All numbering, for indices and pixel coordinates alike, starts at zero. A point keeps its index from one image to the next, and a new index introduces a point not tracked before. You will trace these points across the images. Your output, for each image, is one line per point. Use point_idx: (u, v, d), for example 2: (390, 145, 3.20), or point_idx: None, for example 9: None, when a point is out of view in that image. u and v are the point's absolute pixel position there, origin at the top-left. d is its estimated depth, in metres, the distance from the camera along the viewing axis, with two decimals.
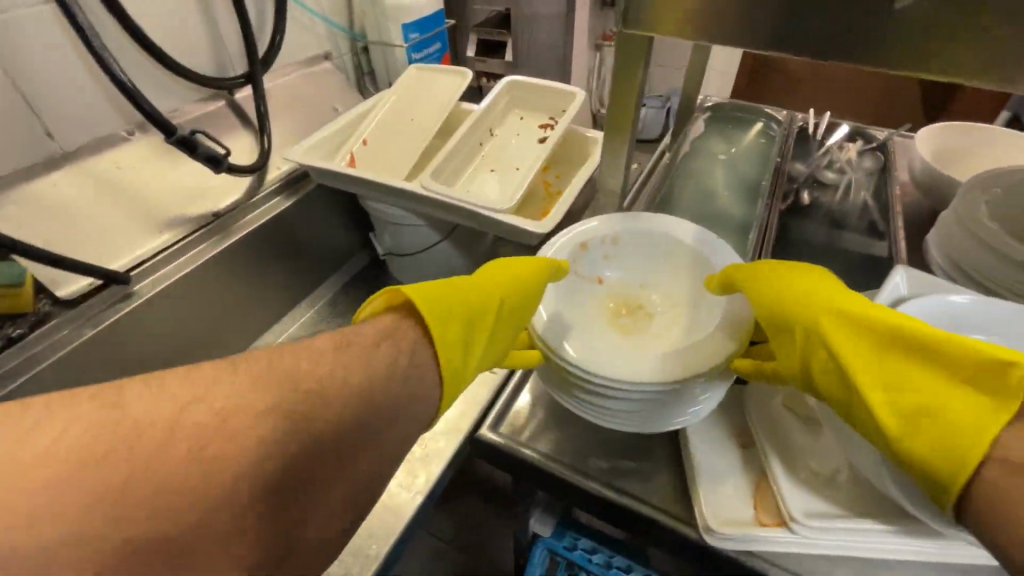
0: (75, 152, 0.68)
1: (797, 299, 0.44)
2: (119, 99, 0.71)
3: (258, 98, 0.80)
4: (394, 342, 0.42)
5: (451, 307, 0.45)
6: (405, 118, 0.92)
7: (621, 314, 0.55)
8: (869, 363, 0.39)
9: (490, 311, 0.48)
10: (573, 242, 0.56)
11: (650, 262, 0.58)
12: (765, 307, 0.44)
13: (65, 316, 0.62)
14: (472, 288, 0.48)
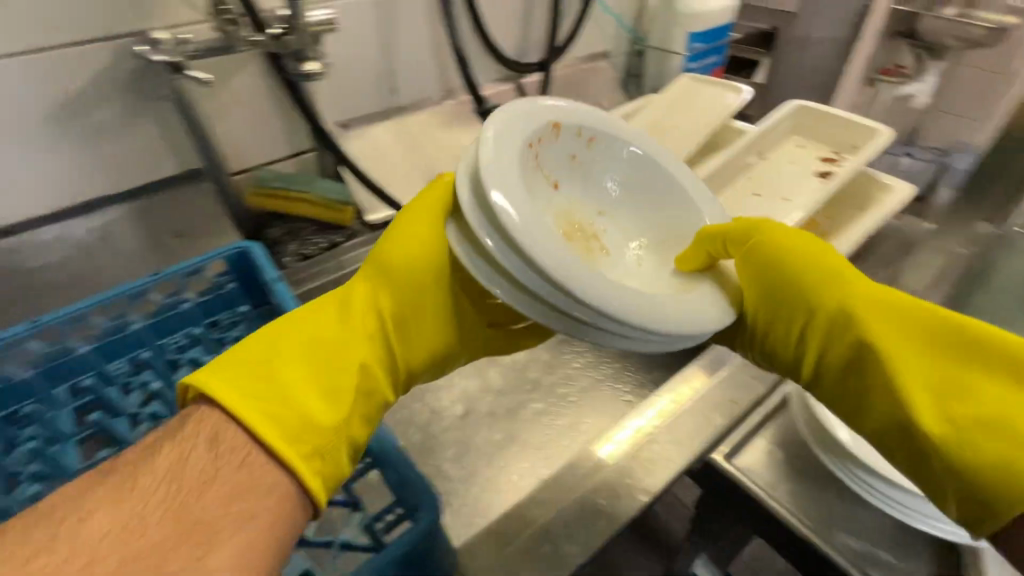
0: (402, 107, 0.81)
1: (813, 257, 0.48)
2: (444, 68, 0.82)
3: (546, 85, 0.87)
4: (204, 431, 0.37)
5: (278, 389, 0.39)
6: (670, 125, 0.92)
7: (574, 228, 0.48)
8: (917, 343, 0.40)
9: (331, 363, 0.42)
10: (594, 114, 0.53)
11: (633, 191, 0.55)
12: (767, 266, 0.48)
13: (365, 237, 0.75)
14: (338, 304, 0.46)
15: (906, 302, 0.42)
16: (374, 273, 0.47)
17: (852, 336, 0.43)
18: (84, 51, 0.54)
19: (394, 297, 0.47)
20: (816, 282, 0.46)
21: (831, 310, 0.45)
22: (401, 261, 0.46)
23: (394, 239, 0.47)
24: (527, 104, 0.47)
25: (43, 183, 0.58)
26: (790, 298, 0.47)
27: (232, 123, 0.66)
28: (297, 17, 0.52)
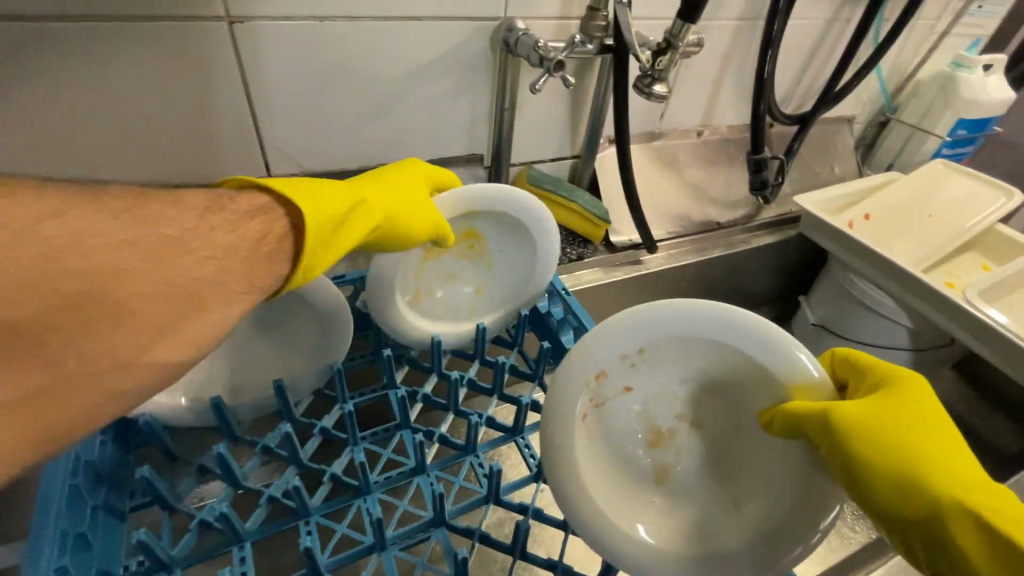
0: (661, 133, 0.79)
1: (887, 418, 0.35)
2: (712, 103, 0.79)
3: (804, 140, 0.81)
4: (256, 221, 0.32)
5: (319, 216, 0.36)
6: (920, 210, 0.85)
7: (646, 428, 0.42)
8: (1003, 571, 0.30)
9: (354, 204, 0.40)
10: (784, 357, 0.37)
11: (714, 404, 0.42)
12: (891, 447, 0.34)
13: (606, 256, 0.73)
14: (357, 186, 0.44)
15: (975, 485, 0.32)
16: (385, 192, 0.45)
17: (936, 538, 0.32)
18: (447, 26, 0.55)
19: (416, 214, 0.46)
20: (914, 445, 0.34)
21: (921, 490, 0.33)
22: (381, 177, 0.48)
23: (425, 194, 0.48)
24: (662, 310, 0.39)
25: (358, 141, 0.59)
26: (890, 486, 0.34)
27: (528, 118, 0.66)
28: (681, 35, 0.50)
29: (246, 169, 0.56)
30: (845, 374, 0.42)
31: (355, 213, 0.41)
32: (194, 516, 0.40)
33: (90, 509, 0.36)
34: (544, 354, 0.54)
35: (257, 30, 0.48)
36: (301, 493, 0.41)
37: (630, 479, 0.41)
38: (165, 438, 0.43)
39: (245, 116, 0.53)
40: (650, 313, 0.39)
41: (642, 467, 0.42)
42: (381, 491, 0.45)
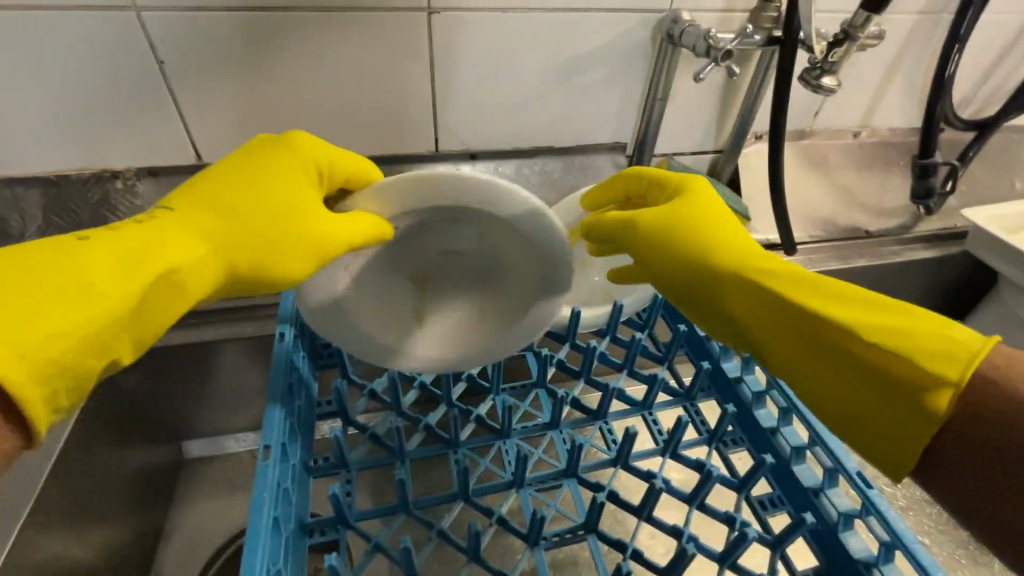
0: (813, 133, 0.76)
1: (704, 224, 0.39)
2: (875, 103, 0.75)
3: (984, 147, 0.73)
4: None
5: (51, 349, 0.26)
6: None
7: (416, 278, 0.46)
8: (770, 324, 0.35)
9: (158, 275, 0.30)
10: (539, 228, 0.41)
11: (505, 278, 0.46)
12: (687, 241, 0.38)
13: None
14: (178, 224, 0.33)
15: (758, 259, 0.36)
16: (232, 221, 0.35)
17: (740, 327, 0.37)
18: (612, 18, 0.58)
19: (273, 252, 0.35)
20: (703, 245, 0.38)
21: (714, 274, 0.37)
22: (241, 186, 0.36)
23: (288, 209, 0.37)
24: (437, 182, 0.39)
25: (515, 124, 0.65)
26: (687, 282, 0.38)
27: (676, 110, 0.67)
28: (862, 25, 0.49)
29: (419, 144, 0.64)
30: (641, 187, 0.45)
31: (157, 288, 0.31)
32: (366, 429, 0.47)
33: (297, 406, 0.44)
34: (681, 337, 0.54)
35: (448, 21, 0.55)
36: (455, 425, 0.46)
37: (399, 317, 0.46)
38: (348, 362, 0.51)
39: (426, 97, 0.60)
40: (414, 180, 0.40)
41: (410, 295, 0.46)
42: (518, 438, 0.49)
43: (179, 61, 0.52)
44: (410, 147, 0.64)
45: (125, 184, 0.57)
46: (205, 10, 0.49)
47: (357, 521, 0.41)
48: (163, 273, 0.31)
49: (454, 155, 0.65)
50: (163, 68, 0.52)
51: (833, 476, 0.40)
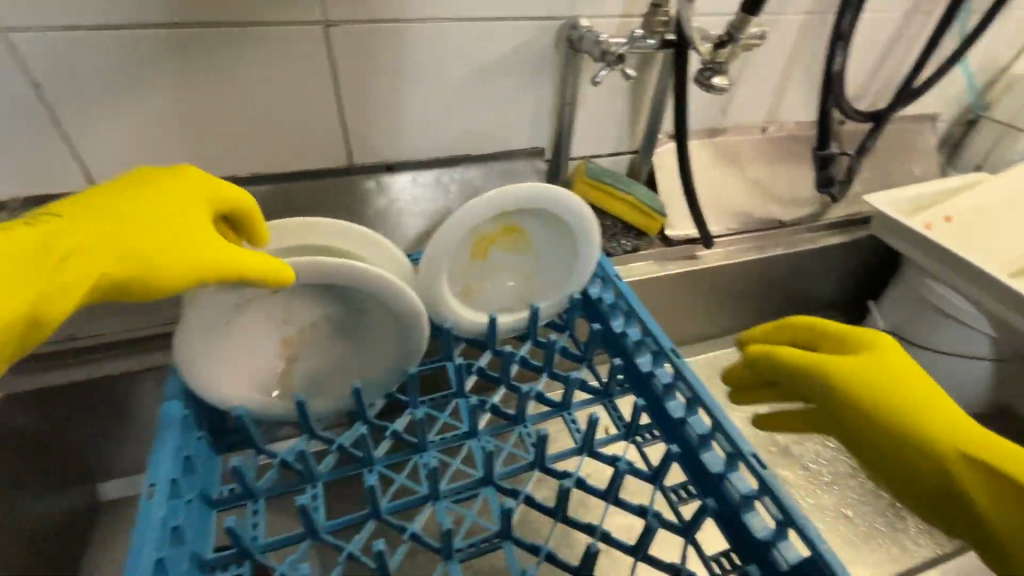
0: (724, 130, 0.79)
1: (890, 381, 0.40)
2: (778, 100, 0.78)
3: (878, 138, 0.78)
4: None
5: None
6: (1013, 213, 0.79)
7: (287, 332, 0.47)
8: (982, 485, 0.36)
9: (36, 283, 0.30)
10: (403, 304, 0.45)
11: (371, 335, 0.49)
12: (901, 409, 0.39)
13: (662, 249, 0.74)
14: (48, 234, 0.32)
15: (945, 413, 0.39)
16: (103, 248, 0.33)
17: (949, 491, 0.37)
18: (514, 26, 0.59)
19: (159, 257, 0.35)
20: (907, 414, 0.39)
21: (914, 443, 0.38)
22: (131, 210, 0.36)
23: (160, 234, 0.36)
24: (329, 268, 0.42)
25: (429, 135, 0.64)
26: (889, 442, 0.39)
27: (588, 113, 0.69)
28: (743, 28, 0.51)
29: (331, 158, 0.63)
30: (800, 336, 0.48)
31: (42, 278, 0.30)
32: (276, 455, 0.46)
33: (196, 437, 0.43)
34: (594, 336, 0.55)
35: (347, 33, 0.54)
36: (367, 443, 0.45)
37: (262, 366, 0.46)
38: None
39: (333, 110, 0.59)
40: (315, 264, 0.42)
41: (267, 353, 0.46)
42: (437, 450, 0.49)
43: (57, 82, 0.49)
44: (322, 162, 0.63)
45: (9, 214, 0.54)
46: (80, 28, 0.47)
47: (264, 553, 0.40)
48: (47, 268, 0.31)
49: (370, 167, 0.64)
50: (40, 90, 0.49)
51: (733, 461, 0.42)
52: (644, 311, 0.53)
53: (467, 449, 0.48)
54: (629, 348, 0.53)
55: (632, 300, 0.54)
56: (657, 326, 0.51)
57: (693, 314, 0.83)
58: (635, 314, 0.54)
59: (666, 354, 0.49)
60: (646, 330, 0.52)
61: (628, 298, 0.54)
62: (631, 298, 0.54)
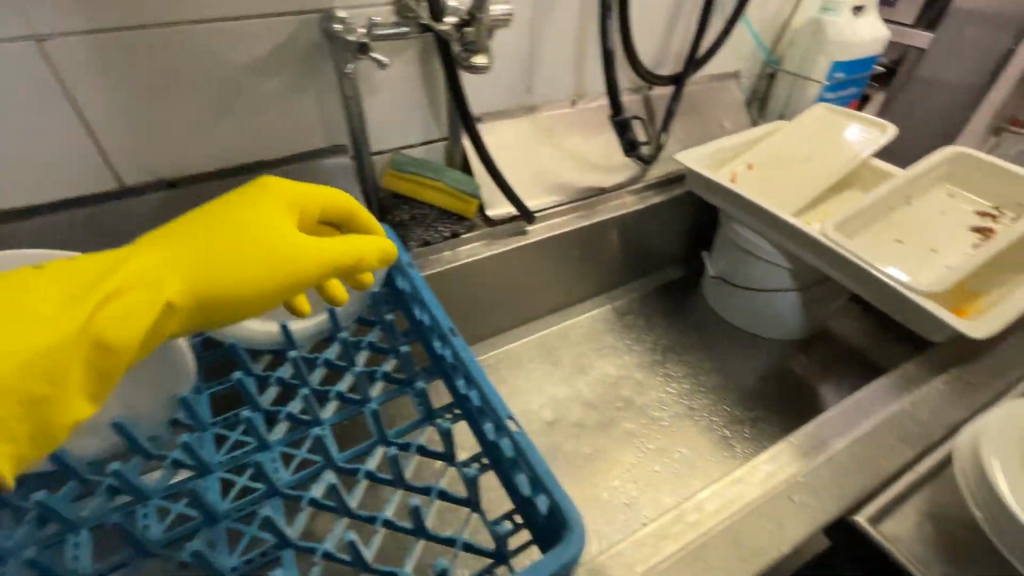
0: (535, 107, 0.82)
1: None
2: (580, 72, 0.82)
3: (675, 98, 0.84)
4: None
5: None
6: (801, 154, 0.87)
7: None
8: None
9: (92, 305, 0.31)
10: None
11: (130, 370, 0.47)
12: None
13: (486, 230, 0.76)
14: (97, 262, 0.33)
15: None
16: (146, 242, 0.34)
17: None
18: (270, 23, 0.57)
19: (226, 268, 0.34)
20: None
21: None
22: (217, 218, 0.36)
23: (279, 245, 0.36)
24: None
25: (209, 144, 0.62)
26: None
27: (382, 104, 0.68)
28: (483, 7, 0.52)
29: (98, 180, 0.59)
30: None
31: (106, 306, 0.31)
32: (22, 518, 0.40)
33: None
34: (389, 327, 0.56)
35: (69, 46, 0.50)
36: (129, 480, 0.41)
37: None
38: None
39: (80, 129, 0.55)
40: None
41: None
42: (225, 469, 0.47)
43: None
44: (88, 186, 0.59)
45: None
46: None
47: None
48: (105, 294, 0.31)
49: (146, 185, 0.60)
50: None
51: (500, 428, 0.43)
52: (433, 297, 0.54)
53: (255, 462, 0.46)
54: (425, 334, 0.54)
55: (424, 289, 0.55)
56: (442, 309, 0.52)
57: (536, 287, 0.86)
58: (426, 301, 0.54)
59: (446, 336, 0.50)
60: (434, 315, 0.52)
61: (420, 285, 0.55)
62: (422, 286, 0.55)
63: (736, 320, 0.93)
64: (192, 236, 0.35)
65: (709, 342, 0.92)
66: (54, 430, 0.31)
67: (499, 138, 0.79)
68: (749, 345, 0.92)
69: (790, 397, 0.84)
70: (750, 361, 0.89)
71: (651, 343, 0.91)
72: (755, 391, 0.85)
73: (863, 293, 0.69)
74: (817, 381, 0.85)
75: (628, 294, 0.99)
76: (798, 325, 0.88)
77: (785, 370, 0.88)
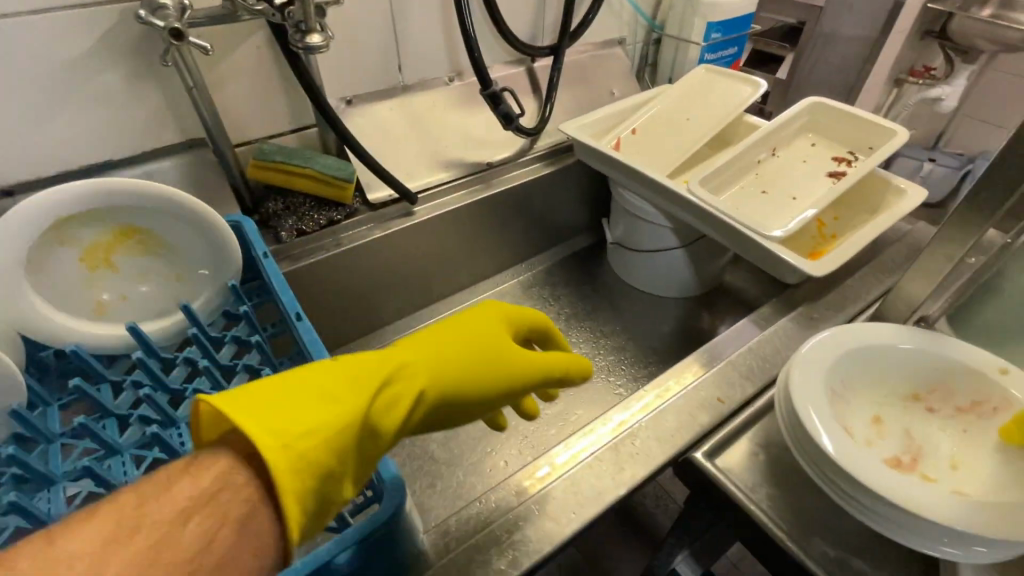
0: (410, 87, 0.81)
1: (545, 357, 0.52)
2: (453, 48, 0.81)
3: (553, 69, 0.84)
4: (206, 489, 0.29)
5: (310, 449, 0.33)
6: (681, 116, 0.90)
7: None
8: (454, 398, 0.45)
9: (364, 393, 0.38)
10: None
11: None
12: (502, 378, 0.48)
13: (367, 215, 0.75)
14: (383, 360, 0.42)
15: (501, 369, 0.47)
16: (416, 355, 0.44)
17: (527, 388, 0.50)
18: (86, 14, 0.54)
19: (462, 369, 0.45)
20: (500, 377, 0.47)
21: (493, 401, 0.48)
22: (448, 338, 0.46)
23: (514, 357, 0.48)
24: None
25: (42, 147, 0.58)
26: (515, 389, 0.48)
27: (237, 93, 0.66)
28: None
29: None
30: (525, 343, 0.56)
31: (380, 395, 0.39)
32: None
33: None
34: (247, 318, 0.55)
35: None
36: None
37: None
38: None
39: None
40: None
41: None
42: (70, 479, 0.46)
43: None
44: None
45: None
46: None
47: None
48: (383, 393, 0.39)
49: None
50: None
51: None
52: (287, 286, 0.54)
53: (100, 466, 0.45)
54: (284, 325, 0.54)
55: (279, 281, 0.55)
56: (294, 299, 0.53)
57: (435, 268, 0.87)
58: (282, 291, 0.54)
59: (293, 321, 0.51)
60: (287, 304, 0.53)
61: (275, 278, 0.55)
62: (277, 277, 0.55)
63: (636, 283, 0.96)
64: (402, 345, 0.45)
65: (612, 306, 0.95)
66: (329, 503, 0.35)
67: (374, 120, 0.78)
68: (651, 304, 0.95)
69: (686, 352, 0.88)
70: (650, 320, 0.92)
71: (555, 313, 0.93)
72: (654, 348, 0.88)
73: (732, 245, 0.72)
74: (711, 334, 0.89)
75: (534, 268, 1.00)
76: (692, 282, 0.92)
77: (684, 325, 0.91)
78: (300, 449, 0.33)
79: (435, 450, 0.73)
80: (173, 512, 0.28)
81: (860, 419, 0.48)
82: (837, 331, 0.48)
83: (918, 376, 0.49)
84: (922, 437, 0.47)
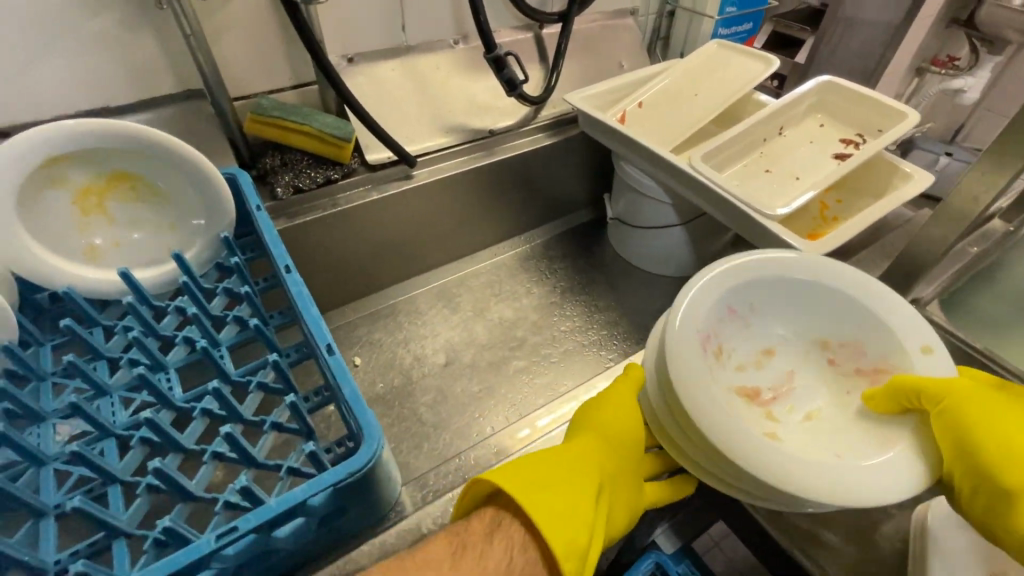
0: (414, 47, 0.80)
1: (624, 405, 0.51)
2: (459, 10, 0.80)
3: (560, 36, 0.83)
4: (489, 524, 0.41)
5: (539, 488, 0.41)
6: (689, 92, 0.88)
7: None
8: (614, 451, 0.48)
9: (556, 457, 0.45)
10: None
11: None
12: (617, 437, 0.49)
13: (365, 175, 0.75)
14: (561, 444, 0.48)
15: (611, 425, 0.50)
16: (589, 429, 0.50)
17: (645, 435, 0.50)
18: None
19: (614, 425, 0.49)
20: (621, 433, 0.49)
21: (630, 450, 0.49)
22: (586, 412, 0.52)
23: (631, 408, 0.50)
24: None
25: (38, 91, 0.58)
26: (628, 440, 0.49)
27: (237, 45, 0.65)
28: None
29: None
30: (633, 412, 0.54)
31: (570, 458, 0.45)
32: None
33: None
34: (239, 270, 0.55)
35: None
36: None
37: None
38: None
39: None
40: None
41: None
42: (61, 416, 0.46)
43: None
44: None
45: None
46: None
47: None
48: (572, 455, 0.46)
49: None
50: None
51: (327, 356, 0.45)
52: (277, 238, 0.54)
53: (89, 404, 0.46)
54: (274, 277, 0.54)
55: (270, 233, 0.54)
56: (284, 253, 0.53)
57: (432, 235, 0.87)
58: (273, 244, 0.54)
59: (282, 272, 0.51)
60: (276, 257, 0.53)
61: (267, 230, 0.55)
62: (269, 230, 0.55)
63: (634, 260, 0.96)
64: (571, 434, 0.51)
65: (609, 281, 0.94)
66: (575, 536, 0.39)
67: (375, 79, 0.77)
68: (648, 281, 0.94)
69: None
70: (646, 297, 0.92)
71: (550, 286, 0.93)
72: (649, 326, 0.87)
73: (731, 223, 0.71)
74: None
75: (533, 240, 1.00)
76: (691, 262, 0.91)
77: None
78: (529, 491, 0.41)
79: (424, 412, 0.74)
80: (493, 542, 0.39)
81: (750, 351, 0.50)
82: (762, 256, 0.50)
83: (829, 326, 0.50)
84: (800, 382, 0.49)
